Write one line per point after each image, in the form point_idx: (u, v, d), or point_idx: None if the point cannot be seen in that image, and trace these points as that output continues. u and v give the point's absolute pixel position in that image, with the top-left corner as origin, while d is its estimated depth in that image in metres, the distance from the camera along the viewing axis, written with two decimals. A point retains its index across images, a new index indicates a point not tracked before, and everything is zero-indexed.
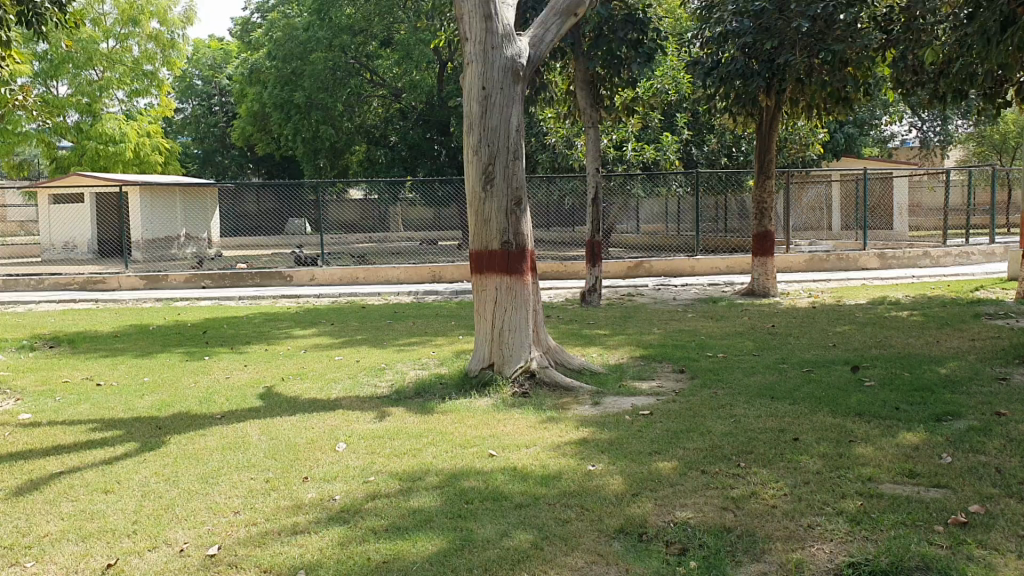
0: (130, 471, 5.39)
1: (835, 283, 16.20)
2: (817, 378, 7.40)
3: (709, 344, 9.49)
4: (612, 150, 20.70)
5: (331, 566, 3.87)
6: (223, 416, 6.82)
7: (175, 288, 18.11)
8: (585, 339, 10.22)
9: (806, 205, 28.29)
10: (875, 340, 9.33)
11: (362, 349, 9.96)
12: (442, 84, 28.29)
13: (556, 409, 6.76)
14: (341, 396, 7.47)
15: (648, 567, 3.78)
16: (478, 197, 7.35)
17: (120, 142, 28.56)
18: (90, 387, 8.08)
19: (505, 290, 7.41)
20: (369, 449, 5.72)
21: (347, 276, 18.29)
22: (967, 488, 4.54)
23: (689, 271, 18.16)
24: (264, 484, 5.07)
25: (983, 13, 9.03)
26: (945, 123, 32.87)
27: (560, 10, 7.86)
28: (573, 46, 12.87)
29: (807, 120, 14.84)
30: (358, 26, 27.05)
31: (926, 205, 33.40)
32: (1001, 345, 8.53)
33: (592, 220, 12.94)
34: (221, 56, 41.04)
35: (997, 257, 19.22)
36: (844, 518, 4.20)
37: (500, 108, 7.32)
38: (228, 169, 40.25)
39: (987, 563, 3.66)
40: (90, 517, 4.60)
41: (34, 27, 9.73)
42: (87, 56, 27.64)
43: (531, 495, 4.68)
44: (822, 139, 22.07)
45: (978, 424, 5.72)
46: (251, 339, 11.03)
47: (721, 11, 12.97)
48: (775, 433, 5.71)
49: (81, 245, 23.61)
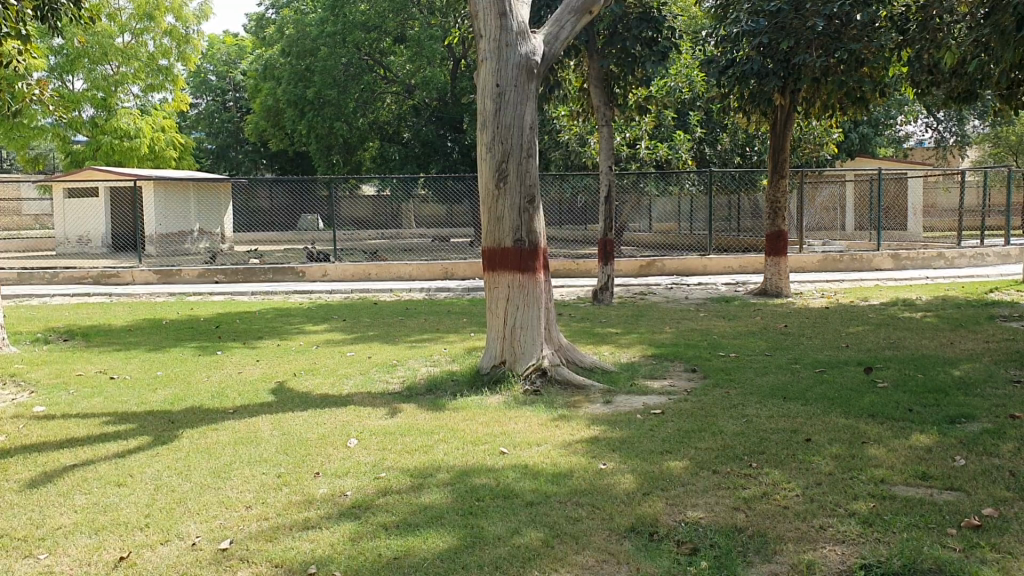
0: (143, 464, 5.42)
1: (848, 283, 16.17)
2: (830, 378, 7.38)
3: (722, 343, 9.46)
4: (625, 148, 20.74)
5: (342, 561, 3.87)
6: (235, 411, 6.85)
7: (187, 282, 18.23)
8: (596, 337, 10.20)
9: (819, 205, 28.24)
10: (889, 340, 9.33)
11: (373, 346, 9.89)
12: (454, 82, 28.29)
13: (567, 408, 6.73)
14: (353, 392, 7.48)
15: (658, 567, 3.77)
16: (492, 195, 7.34)
17: (135, 137, 28.74)
18: (104, 380, 8.16)
19: (517, 288, 7.40)
20: (380, 445, 5.73)
21: (359, 273, 18.32)
22: (980, 491, 4.52)
23: (702, 271, 18.12)
24: (276, 480, 5.08)
25: (1001, 11, 8.88)
26: (961, 124, 32.73)
27: (575, 9, 7.80)
28: (587, 44, 12.90)
29: (820, 118, 14.77)
30: (373, 23, 27.01)
31: (939, 207, 33.30)
32: (1015, 347, 8.53)
33: (605, 218, 12.80)
34: (236, 52, 40.87)
35: (1012, 259, 19.19)
36: (856, 519, 4.19)
37: (514, 105, 7.32)
38: (241, 164, 39.96)
39: (1000, 566, 3.64)
40: (103, 510, 4.62)
41: (49, 21, 9.59)
42: (102, 51, 27.69)
43: (543, 492, 4.69)
44: (835, 139, 22.09)
45: (993, 427, 5.71)
46: (263, 334, 11.06)
47: (735, 10, 12.86)
48: (787, 434, 5.69)
49: (96, 240, 23.79)
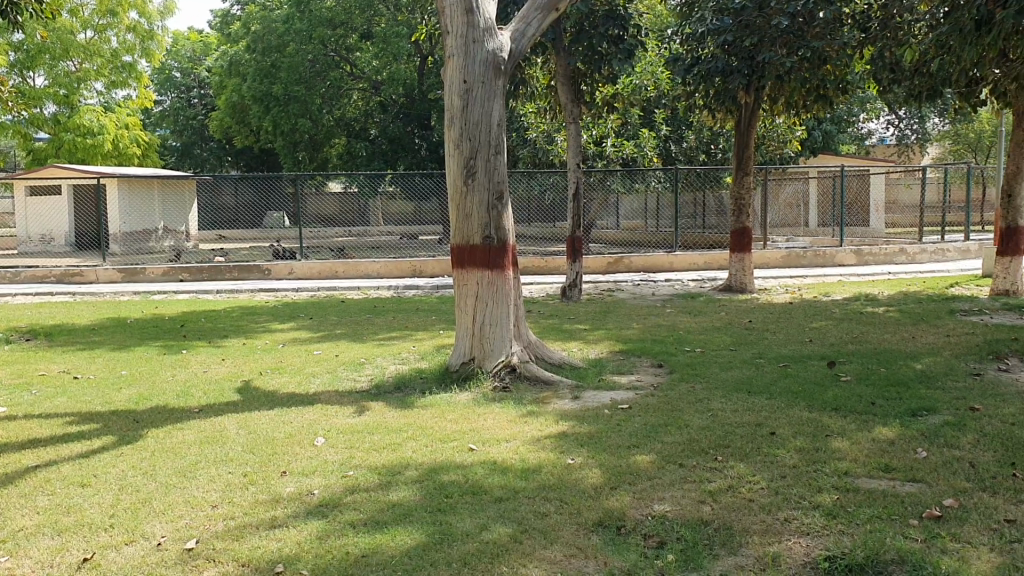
0: (106, 465, 5.36)
1: (812, 279, 16.34)
2: (793, 373, 7.45)
3: (687, 339, 9.53)
4: (592, 145, 20.84)
5: (311, 560, 3.86)
6: (199, 410, 6.80)
7: (151, 281, 18.06)
8: (565, 333, 10.25)
9: (783, 201, 28.51)
10: (852, 335, 9.45)
11: (342, 344, 9.86)
12: (422, 79, 28.01)
13: (536, 403, 6.76)
14: (320, 391, 7.44)
15: (626, 561, 3.79)
16: (460, 192, 7.33)
17: (98, 134, 28.43)
18: (66, 379, 8.07)
19: (486, 286, 7.41)
20: (348, 445, 5.69)
21: (326, 271, 18.23)
22: (941, 482, 4.60)
23: (668, 267, 18.21)
24: (243, 478, 5.05)
25: (960, 10, 8.97)
26: (922, 123, 33.12)
27: (541, 5, 7.83)
28: (554, 42, 12.93)
29: (782, 116, 14.91)
30: (339, 19, 26.87)
31: (901, 203, 33.72)
32: (976, 341, 8.68)
33: (573, 216, 12.76)
34: (200, 48, 40.54)
35: (971, 254, 19.45)
36: (820, 512, 4.25)
37: (482, 102, 7.32)
38: (206, 162, 40.02)
39: (960, 555, 3.71)
40: (67, 511, 4.57)
41: (8, 16, 9.46)
42: (63, 47, 27.30)
43: (511, 489, 4.70)
44: (799, 137, 22.31)
45: (952, 419, 5.80)
46: (229, 333, 10.98)
47: (700, 9, 12.94)
48: (752, 427, 5.74)
49: (58, 238, 23.43)
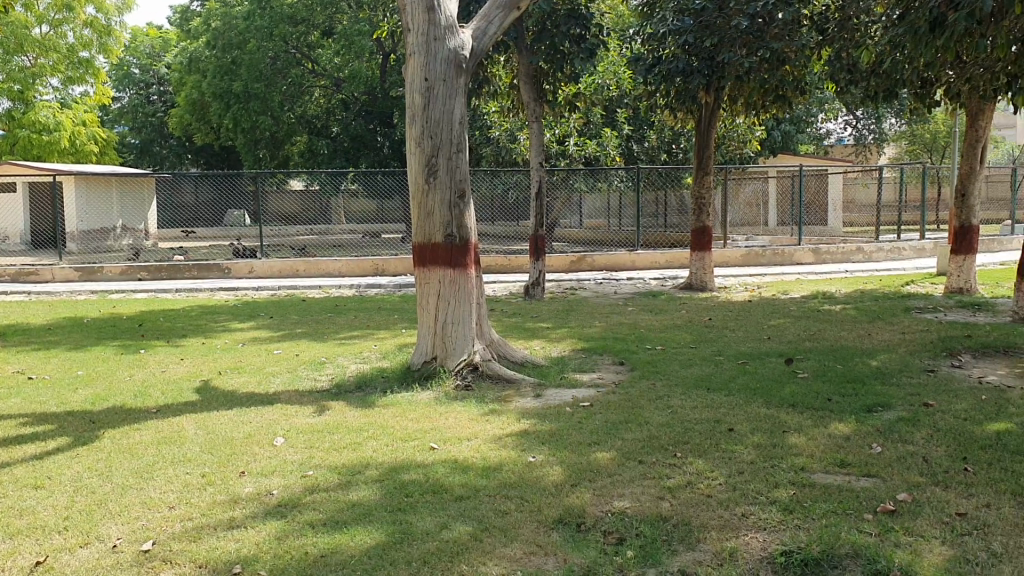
0: (60, 467, 5.27)
1: (771, 278, 16.51)
2: (751, 370, 7.53)
3: (647, 337, 9.59)
4: (555, 144, 20.88)
5: (269, 560, 3.83)
6: (157, 410, 6.71)
7: (109, 280, 17.82)
8: (527, 332, 10.26)
9: (744, 200, 28.78)
10: (809, 332, 9.56)
11: (302, 343, 9.79)
12: (385, 75, 27.35)
13: (498, 402, 6.76)
14: (280, 391, 7.38)
15: (585, 558, 3.81)
16: (422, 190, 7.30)
17: (54, 131, 28.35)
18: (20, 380, 7.93)
19: (448, 284, 7.40)
20: (308, 444, 5.65)
21: (287, 269, 18.10)
22: (895, 477, 4.67)
23: (630, 266, 18.30)
24: (200, 479, 5.00)
25: (914, 12, 9.05)
26: (879, 123, 33.58)
27: (503, 3, 7.83)
28: (516, 41, 12.98)
29: (742, 116, 15.03)
30: (301, 16, 26.65)
31: (858, 202, 34.17)
32: (930, 337, 8.82)
33: (535, 215, 12.79)
34: (159, 44, 40.06)
35: (927, 253, 19.76)
36: (777, 507, 4.30)
37: (443, 100, 7.30)
38: (165, 159, 39.65)
39: (913, 549, 3.77)
40: (19, 514, 4.49)
41: None
42: (18, 41, 26.52)
43: (472, 487, 4.69)
44: (759, 137, 22.54)
45: (907, 415, 5.89)
46: (188, 333, 10.87)
47: (662, 9, 13.01)
48: (711, 424, 5.79)
49: (13, 237, 23.00)
